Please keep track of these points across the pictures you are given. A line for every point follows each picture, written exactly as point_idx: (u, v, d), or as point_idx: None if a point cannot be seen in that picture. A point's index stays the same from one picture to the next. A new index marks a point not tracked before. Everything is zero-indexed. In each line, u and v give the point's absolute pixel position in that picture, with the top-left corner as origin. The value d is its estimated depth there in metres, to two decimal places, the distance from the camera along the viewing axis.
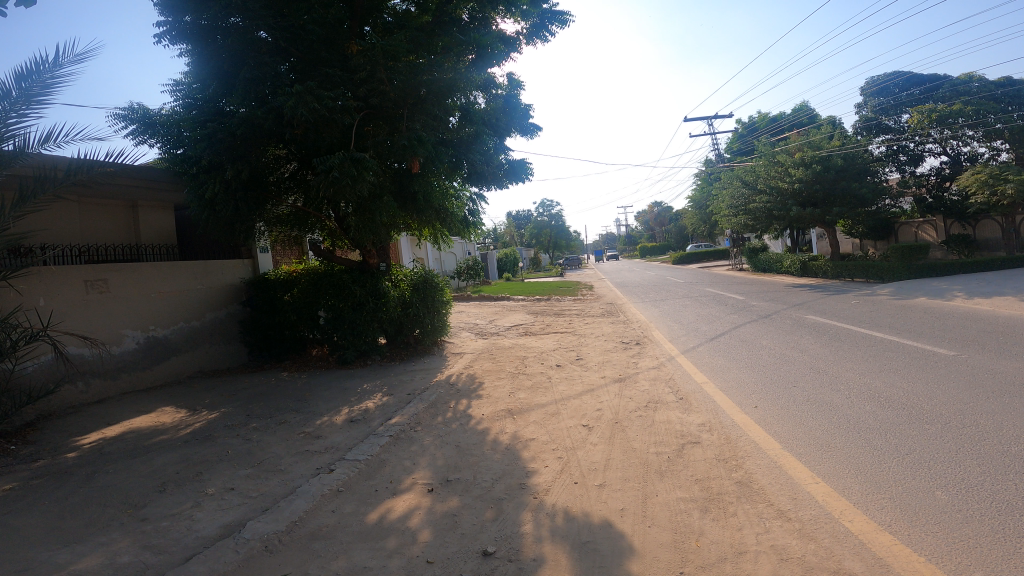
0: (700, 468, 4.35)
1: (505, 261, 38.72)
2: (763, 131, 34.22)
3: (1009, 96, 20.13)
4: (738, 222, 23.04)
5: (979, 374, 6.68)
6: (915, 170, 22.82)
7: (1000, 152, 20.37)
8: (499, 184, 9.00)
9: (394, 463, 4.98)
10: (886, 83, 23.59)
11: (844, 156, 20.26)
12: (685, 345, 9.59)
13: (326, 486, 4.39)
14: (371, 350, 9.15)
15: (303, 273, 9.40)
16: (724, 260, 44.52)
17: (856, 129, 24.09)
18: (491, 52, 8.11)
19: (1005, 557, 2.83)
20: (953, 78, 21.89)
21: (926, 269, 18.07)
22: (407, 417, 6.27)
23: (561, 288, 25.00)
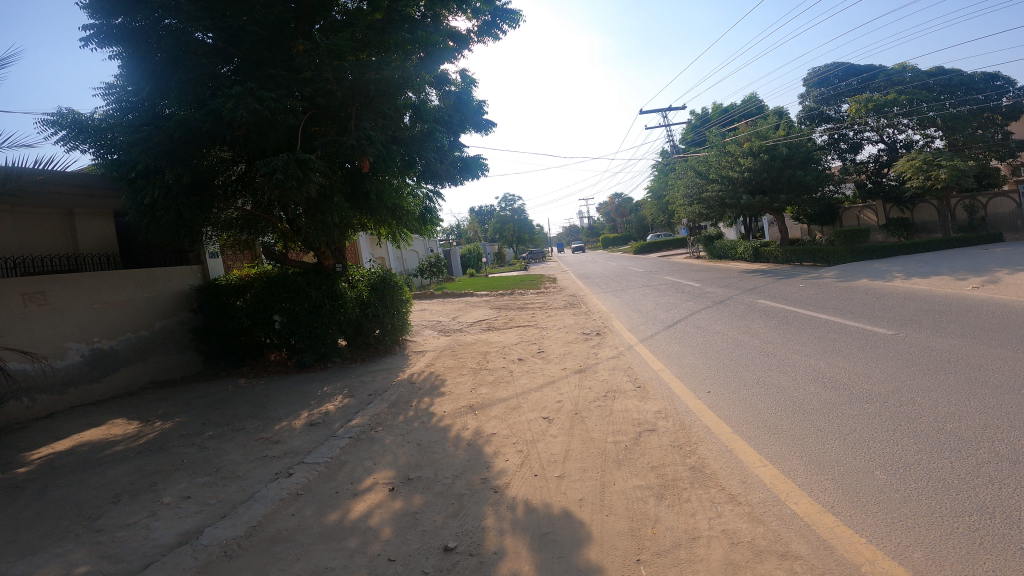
0: (656, 455, 4.49)
1: (469, 257, 38.62)
2: (715, 122, 35.06)
3: (941, 85, 21.16)
4: (693, 211, 23.53)
5: (915, 352, 7.07)
6: (854, 157, 23.77)
7: (934, 139, 21.38)
8: (454, 181, 8.97)
9: (354, 465, 4.97)
10: (826, 74, 24.39)
11: (789, 145, 20.99)
12: (644, 334, 9.80)
13: (285, 491, 4.37)
14: (331, 352, 9.08)
15: (255, 277, 9.22)
16: (684, 249, 45.44)
17: (799, 119, 24.65)
18: (442, 49, 8.05)
19: (942, 536, 3.00)
20: (887, 68, 22.87)
21: (869, 252, 18.91)
22: (367, 417, 6.26)
23: (524, 281, 25.12)
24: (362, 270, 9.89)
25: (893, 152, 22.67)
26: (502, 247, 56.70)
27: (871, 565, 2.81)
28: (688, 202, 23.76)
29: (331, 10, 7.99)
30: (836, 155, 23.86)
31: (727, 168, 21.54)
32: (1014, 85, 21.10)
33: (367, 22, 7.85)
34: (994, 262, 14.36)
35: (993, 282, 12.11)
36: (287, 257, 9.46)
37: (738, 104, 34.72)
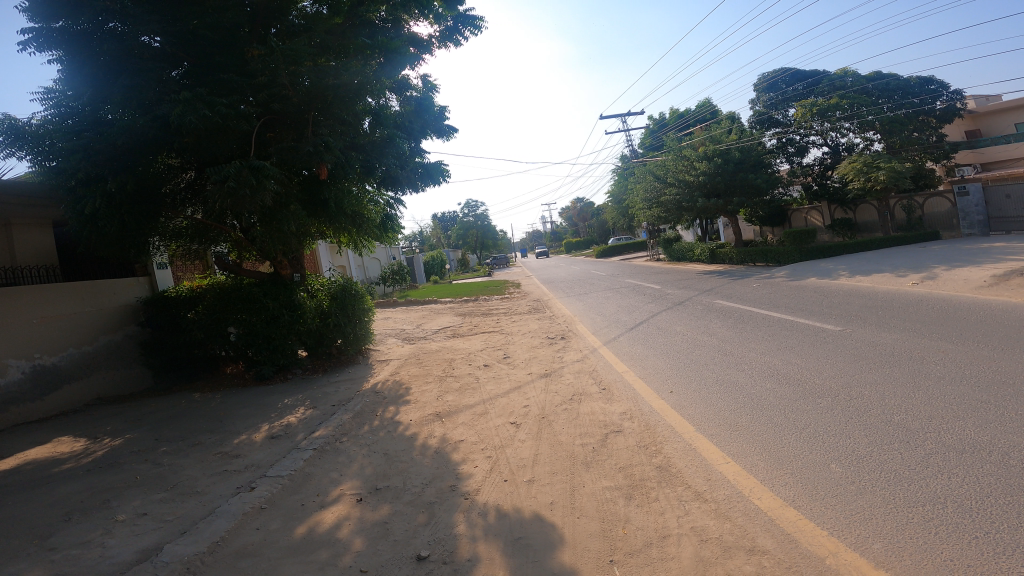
0: (624, 456, 4.56)
1: (433, 264, 38.35)
2: (672, 127, 35.86)
3: (879, 89, 22.19)
4: (653, 215, 23.94)
5: (862, 348, 7.38)
6: (801, 160, 24.69)
7: (873, 142, 22.37)
8: (415, 187, 8.92)
9: (320, 476, 4.88)
10: (774, 80, 25.29)
11: (741, 149, 21.68)
12: (607, 336, 9.93)
13: (248, 505, 4.26)
14: (291, 363, 8.88)
15: (208, 288, 8.96)
16: (644, 253, 46.24)
17: (750, 123, 25.56)
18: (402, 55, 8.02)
19: (898, 527, 3.13)
20: (831, 74, 23.85)
21: (818, 252, 19.62)
22: (331, 428, 6.16)
23: (488, 287, 25.07)
24: (321, 279, 9.74)
25: (836, 155, 23.59)
26: (465, 254, 56.54)
27: (834, 557, 2.92)
28: (647, 206, 24.13)
29: (288, 14, 7.80)
30: (784, 158, 24.74)
31: (684, 172, 22.06)
32: (948, 90, 22.17)
33: (325, 26, 7.64)
34: (932, 259, 15.12)
35: (932, 278, 12.74)
36: (241, 267, 9.23)
37: (692, 109, 35.53)
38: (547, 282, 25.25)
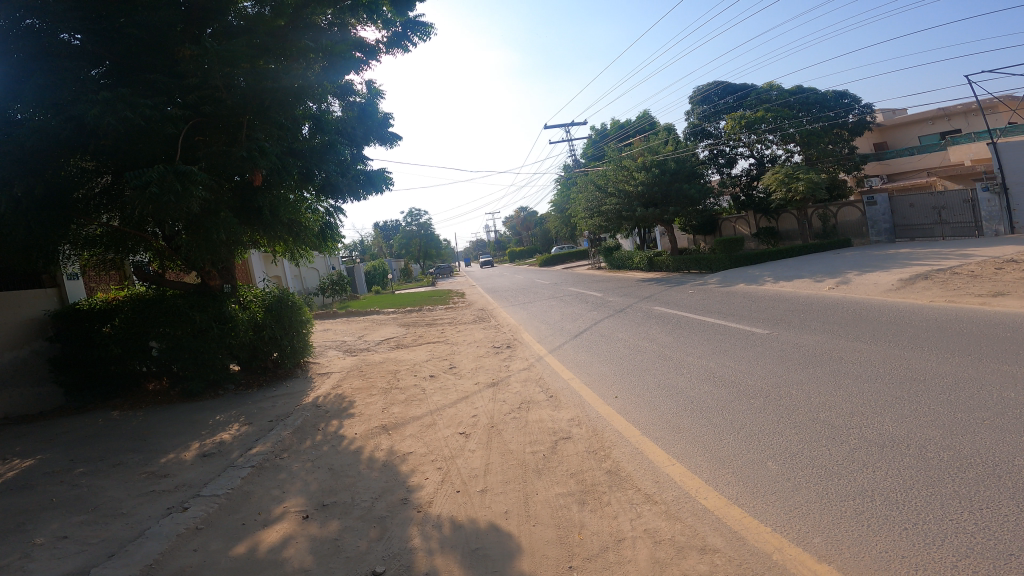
0: (574, 462, 4.65)
1: (374, 274, 37.68)
2: (612, 137, 36.80)
3: (801, 103, 23.64)
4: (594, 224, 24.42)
5: (789, 349, 7.81)
6: (730, 171, 25.86)
7: (794, 154, 23.72)
8: (356, 196, 8.76)
9: (261, 494, 4.71)
10: (707, 93, 26.39)
11: (677, 160, 22.56)
12: (552, 344, 10.06)
13: (183, 526, 4.07)
14: (223, 379, 8.52)
15: (125, 300, 8.47)
16: (584, 261, 47.08)
17: (686, 135, 26.72)
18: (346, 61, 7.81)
19: (834, 522, 3.35)
20: (758, 88, 25.14)
21: (746, 259, 20.58)
22: (270, 444, 5.96)
23: (432, 297, 24.91)
24: (254, 290, 9.44)
25: (761, 166, 24.80)
26: (407, 263, 55.90)
27: (780, 552, 3.08)
28: (589, 215, 24.63)
29: (227, 14, 7.46)
30: (715, 169, 25.84)
31: (624, 182, 22.70)
32: (858, 105, 23.78)
33: (266, 29, 7.30)
34: (846, 265, 16.18)
35: (846, 283, 13.66)
36: (163, 278, 8.80)
37: (631, 120, 36.54)
38: (491, 291, 25.33)
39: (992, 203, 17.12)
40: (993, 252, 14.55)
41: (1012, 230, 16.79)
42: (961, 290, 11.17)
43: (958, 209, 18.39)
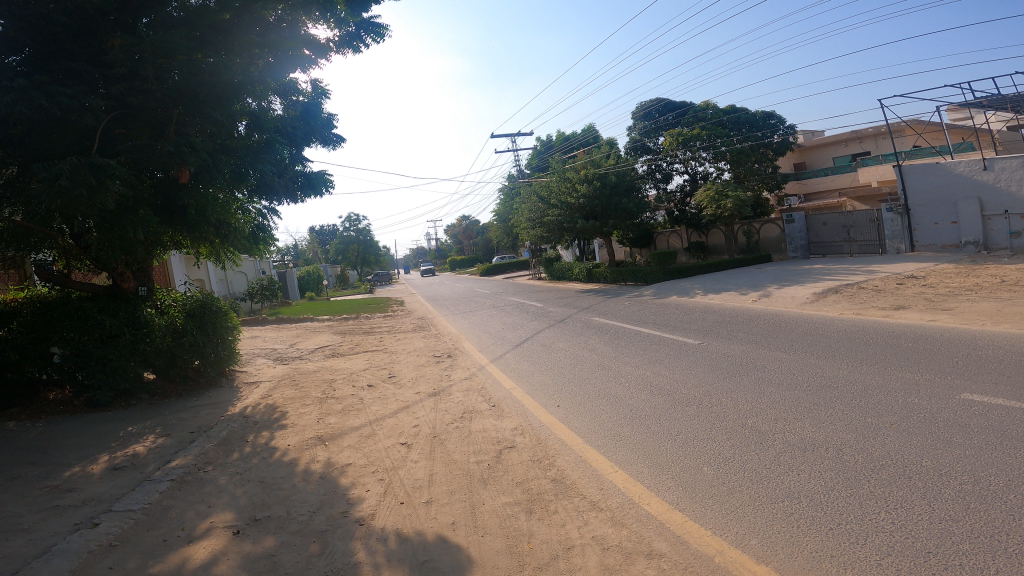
0: (519, 471, 4.67)
1: (308, 279, 36.55)
2: (557, 149, 37.28)
3: (733, 123, 24.99)
4: (535, 234, 24.59)
5: (719, 359, 8.18)
6: (666, 187, 26.57)
7: (723, 172, 24.91)
8: (292, 198, 8.41)
9: (184, 509, 4.45)
10: (649, 109, 27.19)
11: (617, 173, 23.18)
12: (493, 353, 10.08)
13: (95, 543, 3.79)
14: (136, 387, 8.00)
15: (25, 302, 7.79)
16: (524, 271, 47.45)
17: (626, 149, 27.47)
18: (295, 57, 7.41)
19: (768, 523, 3.52)
20: (695, 106, 26.15)
21: (679, 272, 21.35)
22: (192, 457, 5.64)
23: (370, 304, 24.43)
24: (173, 294, 8.93)
25: (694, 182, 25.91)
26: (343, 269, 54.55)
27: (722, 555, 3.21)
28: (530, 226, 24.88)
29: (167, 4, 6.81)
30: (652, 184, 26.49)
31: (566, 194, 23.11)
32: (783, 126, 25.64)
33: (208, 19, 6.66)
34: (767, 279, 17.14)
35: (767, 296, 14.44)
36: (70, 278, 8.12)
37: (577, 133, 37.17)
38: (432, 300, 25.12)
39: (895, 222, 18.66)
40: (895, 269, 15.80)
41: (913, 248, 18.27)
42: (867, 303, 12.05)
43: (865, 227, 19.94)
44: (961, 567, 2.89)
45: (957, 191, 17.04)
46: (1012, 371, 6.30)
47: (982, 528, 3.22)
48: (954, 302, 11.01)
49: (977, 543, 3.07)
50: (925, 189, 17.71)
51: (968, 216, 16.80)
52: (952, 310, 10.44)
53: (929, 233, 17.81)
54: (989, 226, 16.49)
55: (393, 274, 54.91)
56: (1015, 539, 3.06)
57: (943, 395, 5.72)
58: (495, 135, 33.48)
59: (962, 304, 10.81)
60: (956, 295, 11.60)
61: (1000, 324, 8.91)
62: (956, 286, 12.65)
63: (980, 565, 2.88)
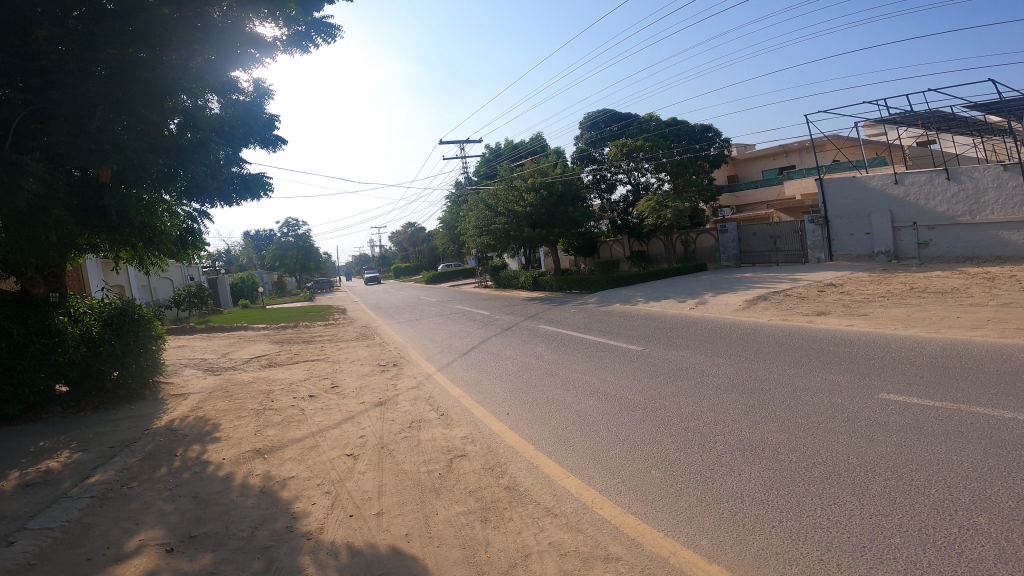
0: (471, 479, 4.63)
1: (241, 286, 35.13)
2: (505, 157, 37.40)
3: (674, 135, 26.12)
4: (483, 242, 24.58)
5: (661, 364, 8.41)
6: (609, 197, 26.80)
7: (664, 183, 25.66)
8: (227, 201, 7.79)
9: (110, 525, 4.16)
10: (596, 119, 28.07)
11: (564, 182, 23.39)
12: (440, 362, 9.98)
13: (8, 565, 3.48)
14: (47, 400, 7.49)
15: None
16: (469, 279, 47.38)
17: (573, 159, 27.79)
18: (239, 56, 7.10)
19: (717, 523, 3.63)
20: (640, 118, 27.11)
21: (621, 281, 21.83)
22: (116, 472, 5.27)
23: (310, 312, 23.79)
24: (88, 300, 8.31)
25: (637, 193, 26.60)
26: (280, 276, 52.78)
27: (676, 556, 3.29)
28: (477, 233, 24.89)
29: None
30: (598, 194, 26.56)
31: (513, 203, 23.26)
32: (720, 139, 26.99)
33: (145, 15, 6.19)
34: (704, 287, 17.77)
35: (704, 304, 14.98)
36: None
37: (525, 142, 37.34)
38: (375, 308, 24.68)
39: (816, 233, 19.77)
40: (817, 277, 16.76)
41: (831, 257, 19.40)
42: (793, 310, 12.72)
43: (790, 237, 21.02)
44: (893, 561, 3.06)
45: (871, 204, 18.23)
46: (923, 371, 6.79)
47: (909, 521, 3.44)
48: (870, 308, 11.78)
49: (906, 537, 3.27)
50: (843, 202, 18.85)
51: (881, 228, 18.00)
52: (868, 315, 11.17)
53: (846, 243, 18.98)
54: (899, 237, 17.74)
55: (334, 281, 53.62)
56: (937, 531, 3.29)
57: (864, 395, 6.10)
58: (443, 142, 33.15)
59: (877, 309, 11.60)
60: (872, 302, 12.41)
61: (911, 328, 9.61)
62: (871, 293, 13.53)
63: (912, 558, 3.07)
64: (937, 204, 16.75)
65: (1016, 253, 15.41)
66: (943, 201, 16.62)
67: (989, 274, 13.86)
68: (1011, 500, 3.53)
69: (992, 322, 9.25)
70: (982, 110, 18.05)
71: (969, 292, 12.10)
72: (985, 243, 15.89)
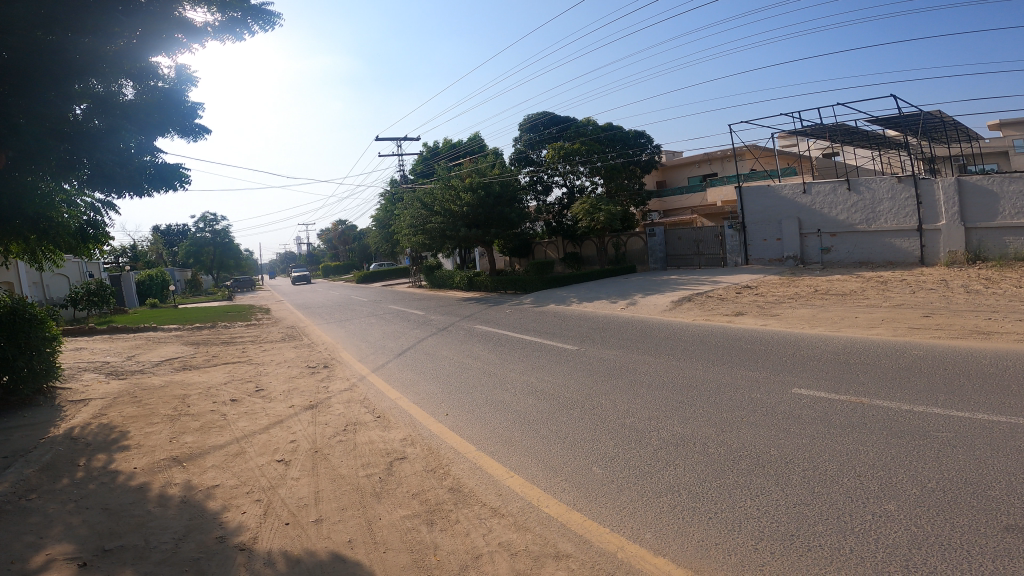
0: (413, 482, 4.55)
1: (150, 284, 32.91)
2: (442, 156, 37.10)
3: (610, 140, 26.68)
4: (417, 241, 24.21)
5: (596, 363, 8.60)
6: (546, 199, 27.25)
7: (598, 186, 26.25)
8: (138, 193, 6.58)
9: (7, 542, 3.75)
10: (535, 122, 28.27)
11: (501, 183, 23.53)
12: (374, 363, 9.75)
13: None
14: None
15: None
16: (401, 279, 46.71)
17: (511, 160, 28.01)
18: (163, 40, 6.35)
19: (659, 517, 3.74)
20: (578, 122, 27.44)
21: (554, 281, 22.13)
22: (10, 485, 4.77)
23: (229, 312, 22.61)
24: None
25: (572, 196, 27.01)
26: (196, 273, 49.91)
27: (623, 551, 3.36)
28: (411, 232, 24.50)
29: None
30: (533, 196, 27.03)
31: (449, 202, 23.08)
32: (652, 145, 27.86)
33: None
34: (633, 288, 18.29)
35: (633, 304, 15.43)
36: None
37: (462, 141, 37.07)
38: (302, 308, 23.83)
39: (733, 238, 20.58)
40: (735, 279, 17.65)
41: (747, 261, 20.39)
42: (714, 310, 13.35)
43: (711, 242, 21.98)
44: (819, 547, 3.25)
45: (782, 212, 19.37)
46: (830, 367, 7.30)
47: (831, 509, 3.67)
48: (781, 308, 12.56)
49: (829, 525, 3.48)
50: (758, 209, 19.89)
51: (790, 234, 19.16)
52: (779, 315, 11.92)
53: (760, 248, 20.02)
54: (805, 243, 18.98)
55: (255, 279, 51.44)
56: (855, 518, 3.52)
57: (779, 390, 6.48)
58: (380, 138, 32.49)
59: (787, 310, 12.39)
60: (784, 303, 13.23)
61: (816, 327, 10.32)
62: (783, 294, 14.40)
63: (836, 544, 3.25)
64: (839, 213, 18.07)
65: (906, 259, 16.91)
66: (844, 210, 17.98)
67: (882, 278, 15.11)
68: (914, 487, 3.84)
69: (886, 322, 10.11)
70: (881, 125, 19.61)
71: (867, 294, 13.14)
72: (880, 249, 17.35)
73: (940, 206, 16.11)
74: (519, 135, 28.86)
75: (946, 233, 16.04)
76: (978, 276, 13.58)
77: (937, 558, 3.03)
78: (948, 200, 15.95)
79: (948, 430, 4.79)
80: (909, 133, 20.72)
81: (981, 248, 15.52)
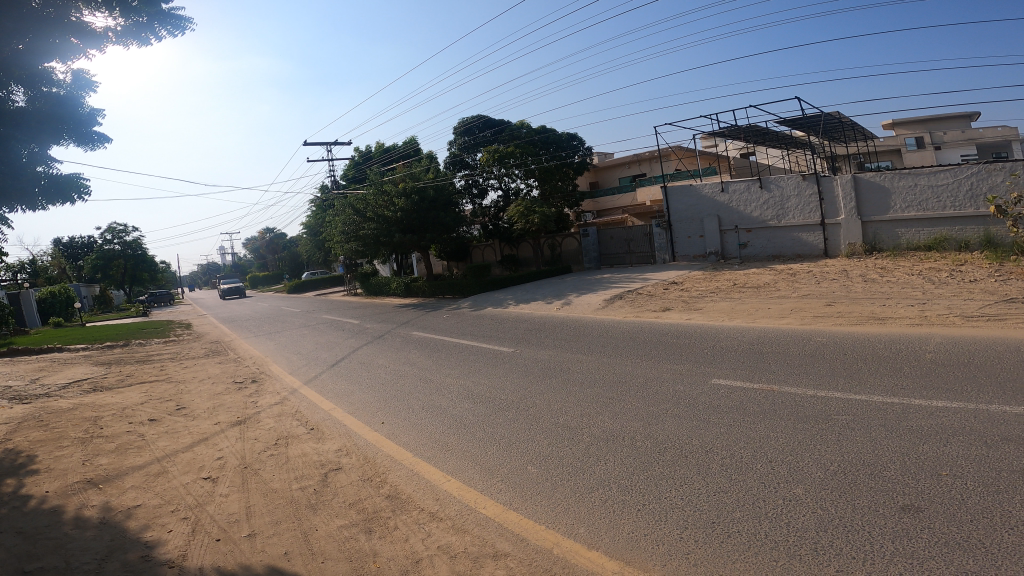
0: (349, 492, 4.50)
1: (54, 301, 30.64)
2: (375, 160, 36.49)
3: (543, 143, 27.07)
4: (349, 248, 23.66)
5: (530, 364, 8.72)
6: (481, 202, 27.32)
7: (532, 188, 26.56)
8: (30, 206, 5.92)
9: None
10: (469, 125, 28.28)
11: (435, 188, 23.49)
12: (306, 375, 9.50)
13: None
14: None
15: None
16: (334, 287, 45.54)
17: (445, 163, 27.94)
18: (58, 45, 5.80)
19: (593, 512, 3.86)
20: (512, 125, 27.67)
21: (491, 285, 22.22)
22: None
23: (146, 329, 21.34)
24: None
25: (507, 198, 27.16)
26: (109, 289, 46.84)
27: (559, 546, 3.46)
28: (342, 239, 23.93)
29: None
30: (469, 199, 27.07)
31: (382, 207, 22.76)
32: (584, 148, 28.37)
33: None
34: (567, 288, 18.61)
35: (567, 304, 15.75)
36: None
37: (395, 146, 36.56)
38: (226, 321, 22.79)
39: (661, 237, 21.37)
40: (662, 276, 18.32)
41: (674, 258, 21.13)
42: (644, 306, 13.83)
43: (640, 241, 22.69)
44: (737, 533, 3.46)
45: (702, 210, 20.26)
46: (749, 357, 7.72)
47: (749, 495, 3.90)
48: (704, 302, 13.19)
49: (747, 510, 3.71)
50: (682, 208, 20.70)
51: (711, 231, 20.05)
52: (702, 309, 12.48)
53: (685, 245, 20.81)
54: (725, 239, 19.92)
55: (174, 292, 48.99)
56: (768, 502, 3.78)
57: (701, 381, 6.79)
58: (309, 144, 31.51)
59: (709, 303, 13.02)
60: (706, 297, 13.88)
61: (735, 319, 10.87)
62: (705, 289, 15.09)
63: (753, 529, 3.49)
64: (753, 210, 19.09)
65: (813, 252, 18.10)
66: (758, 207, 19.01)
67: (792, 270, 16.09)
68: (819, 469, 4.16)
69: (796, 311, 10.82)
70: (789, 125, 20.88)
71: (779, 286, 14.01)
72: (791, 243, 18.48)
73: (840, 201, 17.35)
74: (453, 138, 28.79)
75: (846, 227, 17.28)
76: (875, 266, 14.72)
77: (842, 538, 3.29)
78: (846, 196, 17.19)
79: (848, 413, 5.19)
80: (812, 133, 22.16)
81: (877, 240, 16.83)
